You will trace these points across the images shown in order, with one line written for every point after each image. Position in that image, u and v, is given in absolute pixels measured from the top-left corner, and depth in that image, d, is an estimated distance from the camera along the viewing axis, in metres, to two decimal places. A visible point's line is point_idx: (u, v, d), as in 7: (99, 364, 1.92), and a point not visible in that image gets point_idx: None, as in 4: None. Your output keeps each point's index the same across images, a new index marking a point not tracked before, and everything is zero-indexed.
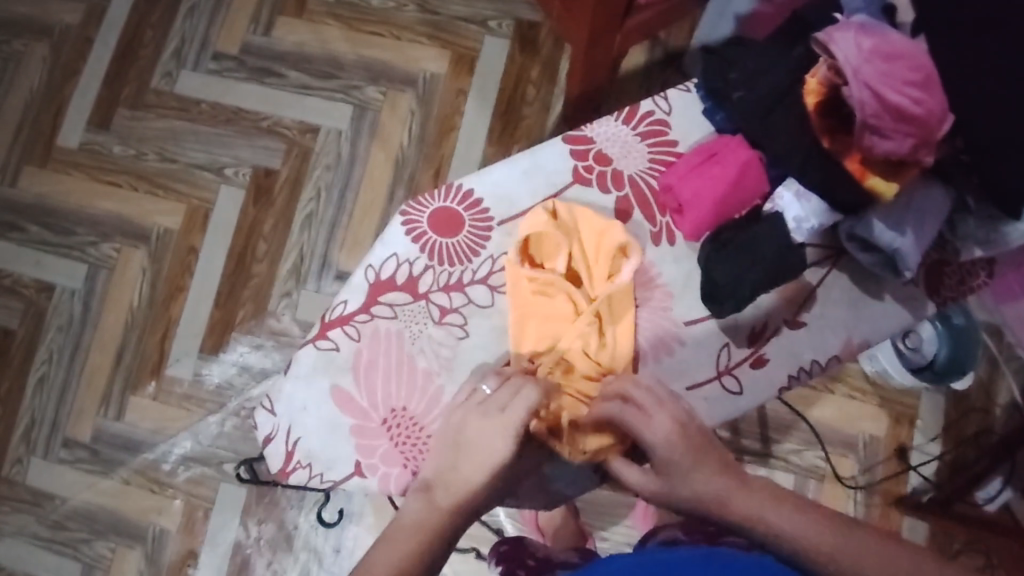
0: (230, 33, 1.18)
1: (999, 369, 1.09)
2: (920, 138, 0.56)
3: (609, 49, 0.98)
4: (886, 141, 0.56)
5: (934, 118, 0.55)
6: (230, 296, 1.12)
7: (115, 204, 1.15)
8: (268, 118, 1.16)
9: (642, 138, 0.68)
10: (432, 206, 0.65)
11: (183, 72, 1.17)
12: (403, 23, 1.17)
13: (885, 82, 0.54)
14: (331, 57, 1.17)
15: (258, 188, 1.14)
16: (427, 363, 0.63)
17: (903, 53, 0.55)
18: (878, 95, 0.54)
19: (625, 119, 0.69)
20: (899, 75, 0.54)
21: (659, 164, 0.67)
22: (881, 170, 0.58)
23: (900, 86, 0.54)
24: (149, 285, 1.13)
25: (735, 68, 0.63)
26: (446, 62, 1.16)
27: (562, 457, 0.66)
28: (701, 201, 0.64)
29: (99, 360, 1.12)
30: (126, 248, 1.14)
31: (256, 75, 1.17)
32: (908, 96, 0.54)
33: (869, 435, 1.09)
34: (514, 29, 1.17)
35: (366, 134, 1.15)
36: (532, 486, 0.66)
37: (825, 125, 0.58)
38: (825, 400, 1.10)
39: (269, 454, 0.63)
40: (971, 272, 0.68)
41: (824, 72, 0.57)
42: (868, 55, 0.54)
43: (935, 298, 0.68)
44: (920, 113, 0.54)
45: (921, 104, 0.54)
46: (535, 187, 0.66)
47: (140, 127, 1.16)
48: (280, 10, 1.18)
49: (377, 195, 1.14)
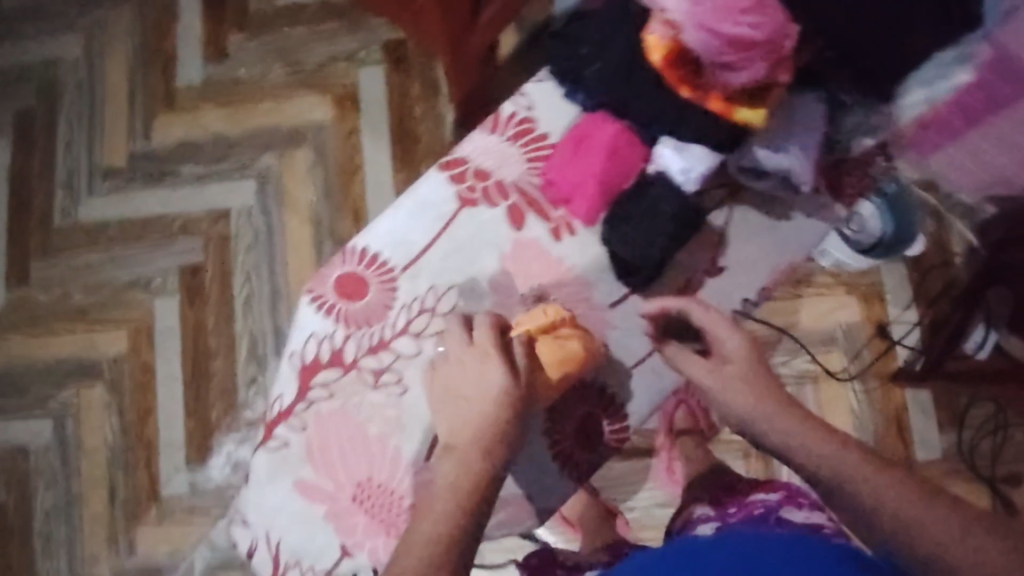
0: (113, 149, 1.17)
1: (946, 221, 1.15)
2: (771, 59, 0.56)
3: (474, 46, 0.98)
4: (740, 73, 0.56)
5: (776, 36, 0.55)
6: (199, 403, 1.11)
7: (59, 351, 1.14)
8: (177, 218, 1.15)
9: (513, 143, 0.66)
10: (335, 274, 0.65)
11: (80, 203, 1.17)
12: (276, 84, 1.18)
13: (718, 17, 0.55)
14: (217, 140, 1.17)
15: (190, 289, 1.13)
16: (376, 429, 0.62)
17: None
18: (716, 32, 0.55)
19: (492, 128, 0.67)
20: (729, 6, 0.55)
21: (539, 162, 0.66)
22: (745, 101, 0.58)
23: (733, 16, 0.55)
24: (118, 418, 1.12)
25: (582, 45, 0.63)
26: (329, 105, 1.17)
27: (541, 468, 0.66)
28: (583, 184, 0.63)
29: (95, 505, 1.11)
30: (83, 389, 1.13)
31: (151, 181, 1.16)
32: (744, 24, 0.54)
33: (845, 324, 1.17)
34: (383, 53, 1.17)
35: (275, 202, 1.15)
36: (519, 507, 0.66)
37: (680, 78, 0.58)
38: (799, 306, 1.18)
39: (255, 564, 0.63)
40: (870, 162, 0.68)
41: (659, 28, 0.57)
42: None
43: (842, 201, 0.68)
44: (761, 37, 0.55)
45: (760, 26, 0.55)
46: (423, 224, 0.65)
47: (56, 270, 1.15)
48: (153, 112, 1.18)
49: (305, 256, 1.13)
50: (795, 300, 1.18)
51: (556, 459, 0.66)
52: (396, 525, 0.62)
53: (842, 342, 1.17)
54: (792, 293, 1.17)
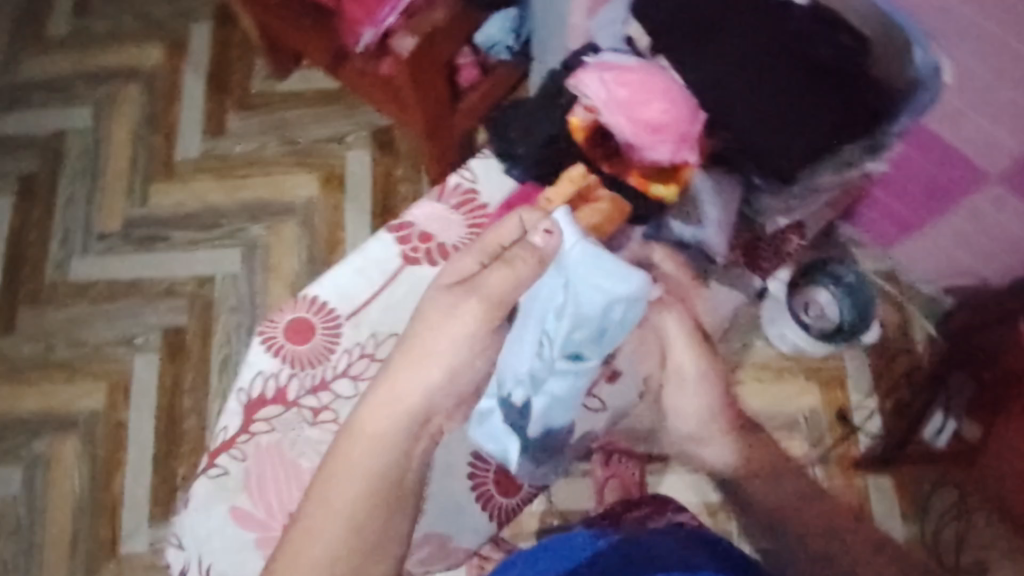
0: (109, 212, 1.23)
1: (905, 310, 1.18)
2: (678, 142, 0.68)
3: (456, 136, 1.11)
4: (654, 152, 0.69)
5: (684, 122, 0.68)
6: (174, 430, 1.14)
7: (38, 401, 1.16)
8: (165, 281, 1.20)
9: (674, 132, 0.68)
10: (585, 88, 0.70)
11: (73, 259, 1.21)
12: (269, 158, 1.25)
13: (631, 106, 0.69)
14: (211, 209, 1.23)
15: (172, 347, 1.17)
16: (310, 465, 0.67)
17: (633, 72, 0.69)
18: (630, 119, 0.69)
19: (669, 132, 0.68)
20: (639, 99, 0.69)
21: (660, 128, 0.68)
22: (659, 178, 0.71)
23: (647, 104, 0.68)
24: (87, 471, 1.13)
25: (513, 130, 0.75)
26: (316, 183, 1.23)
27: (457, 516, 0.70)
28: (661, 127, 0.68)
29: (55, 552, 1.11)
30: (57, 439, 1.15)
31: (143, 243, 1.21)
32: (654, 109, 0.68)
33: (807, 411, 1.16)
34: (370, 137, 1.25)
35: (259, 270, 1.20)
36: (435, 549, 0.70)
37: (600, 154, 0.72)
38: (756, 387, 1.18)
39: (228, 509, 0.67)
40: (783, 239, 0.80)
41: (582, 112, 0.71)
42: (611, 86, 0.69)
43: (758, 272, 0.79)
44: (666, 122, 0.68)
45: (668, 113, 0.67)
46: (368, 279, 0.72)
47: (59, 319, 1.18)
48: (152, 178, 1.24)
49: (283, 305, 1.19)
50: (758, 385, 1.18)
51: (476, 501, 0.71)
52: None
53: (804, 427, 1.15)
54: (755, 378, 1.18)
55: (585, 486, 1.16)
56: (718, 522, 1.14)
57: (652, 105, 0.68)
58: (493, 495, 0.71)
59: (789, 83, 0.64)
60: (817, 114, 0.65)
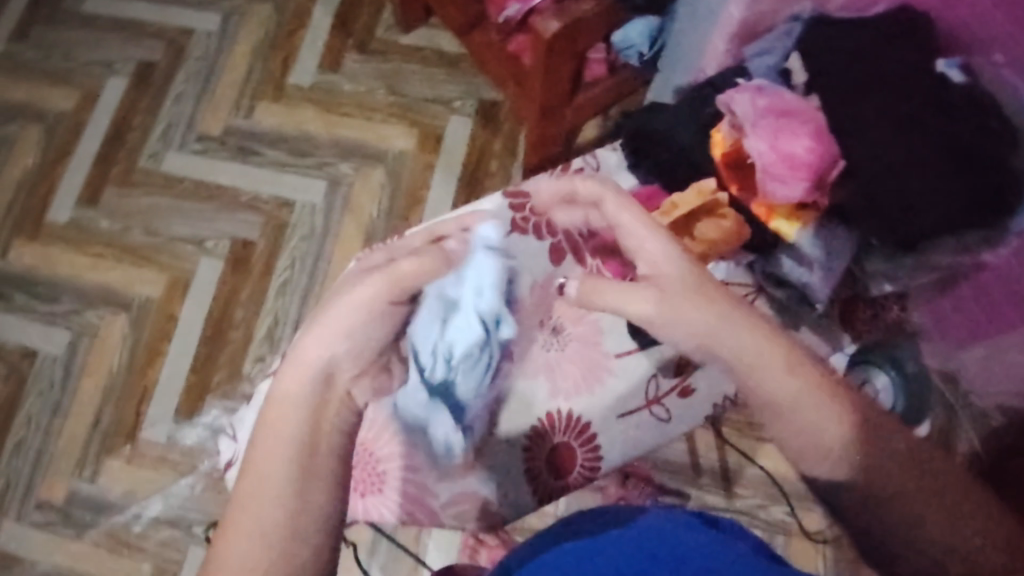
0: (213, 116, 1.26)
1: (955, 417, 1.18)
2: (810, 181, 0.74)
3: (563, 124, 1.12)
4: (782, 186, 0.75)
5: (822, 162, 0.74)
6: (217, 336, 1.16)
7: (100, 275, 1.19)
8: (248, 194, 1.22)
9: (807, 168, 0.74)
10: (740, 104, 0.77)
11: (169, 152, 1.24)
12: (374, 104, 1.25)
13: (775, 134, 0.75)
14: (308, 138, 1.24)
15: (237, 258, 1.19)
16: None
17: (792, 110, 0.76)
18: (772, 146, 0.75)
19: (802, 167, 0.74)
20: (787, 129, 0.75)
21: (795, 162, 0.74)
22: (783, 213, 0.78)
23: (790, 137, 0.75)
24: (128, 353, 1.16)
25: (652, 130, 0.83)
26: (414, 139, 1.24)
27: (502, 479, 0.76)
28: (794, 161, 0.74)
29: (78, 422, 1.14)
30: (108, 316, 1.18)
31: (237, 153, 1.24)
32: (796, 144, 0.74)
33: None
34: (476, 108, 1.25)
35: (338, 207, 1.21)
36: (473, 508, 0.76)
37: (734, 176, 0.79)
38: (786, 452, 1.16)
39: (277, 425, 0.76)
40: (884, 306, 0.86)
41: (728, 130, 0.78)
42: (762, 111, 0.76)
43: (850, 331, 0.84)
44: (806, 158, 0.74)
45: (809, 150, 0.74)
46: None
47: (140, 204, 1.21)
48: (261, 95, 1.26)
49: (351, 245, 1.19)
50: None
51: (525, 473, 0.76)
52: (377, 483, 0.75)
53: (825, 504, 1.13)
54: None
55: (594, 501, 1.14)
56: None
57: (794, 138, 0.74)
58: (541, 473, 0.77)
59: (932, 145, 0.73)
60: (945, 198, 0.73)
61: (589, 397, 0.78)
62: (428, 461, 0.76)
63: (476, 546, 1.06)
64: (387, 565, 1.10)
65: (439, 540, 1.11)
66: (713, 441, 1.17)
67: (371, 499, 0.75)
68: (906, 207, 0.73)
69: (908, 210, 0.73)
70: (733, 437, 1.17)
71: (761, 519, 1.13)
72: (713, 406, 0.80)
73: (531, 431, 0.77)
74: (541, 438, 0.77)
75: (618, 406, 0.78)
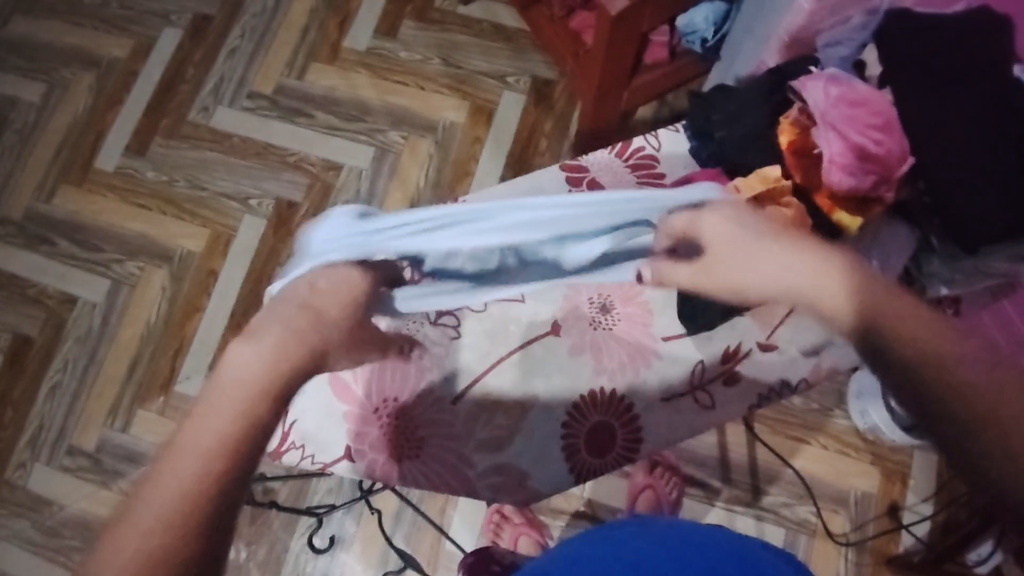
0: (265, 75, 1.25)
1: None
2: (882, 177, 0.70)
3: (617, 104, 1.09)
4: (851, 177, 0.69)
5: (894, 158, 0.69)
6: (256, 294, 1.15)
7: (143, 226, 1.19)
8: (295, 154, 1.21)
9: (878, 164, 0.69)
10: (810, 90, 0.72)
11: (219, 108, 1.24)
12: (427, 74, 1.24)
13: (849, 123, 0.70)
14: (358, 102, 1.23)
15: (280, 218, 1.18)
16: (419, 360, 0.74)
17: (867, 101, 0.70)
18: (844, 136, 0.70)
19: (873, 162, 0.69)
20: (861, 119, 0.70)
21: (867, 155, 0.69)
22: (848, 207, 0.72)
23: (862, 128, 0.69)
24: (166, 305, 1.16)
25: (718, 111, 0.78)
26: (465, 112, 1.22)
27: (540, 454, 0.74)
28: (868, 154, 0.69)
29: (112, 371, 1.14)
30: (149, 267, 1.17)
31: (286, 114, 1.23)
32: (870, 137, 0.69)
33: (861, 493, 1.11)
34: (531, 85, 1.23)
35: (385, 174, 1.20)
36: (509, 481, 0.74)
37: (799, 164, 0.72)
38: (819, 455, 1.13)
39: (302, 404, 0.73)
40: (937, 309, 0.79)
41: (797, 117, 0.73)
42: (835, 100, 0.70)
43: None
44: (880, 152, 0.69)
45: (882, 144, 0.69)
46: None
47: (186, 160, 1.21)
48: (314, 56, 1.25)
49: (395, 213, 1.18)
50: (823, 451, 1.13)
51: (563, 450, 0.74)
52: (412, 447, 0.73)
53: (854, 509, 1.10)
54: (822, 444, 1.13)
55: (621, 488, 1.13)
56: None
57: (868, 130, 0.69)
58: (580, 450, 0.74)
59: (1006, 151, 0.69)
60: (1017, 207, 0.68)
61: (635, 377, 0.75)
62: (466, 430, 0.73)
63: (501, 523, 1.05)
64: (411, 535, 1.10)
65: (464, 515, 1.10)
66: (746, 438, 1.14)
67: (405, 465, 0.72)
68: (974, 212, 0.68)
69: (973, 218, 0.68)
70: (765, 436, 1.14)
71: (790, 519, 1.11)
72: (757, 397, 0.76)
73: (569, 408, 0.74)
74: (581, 417, 0.74)
75: (663, 387, 0.75)
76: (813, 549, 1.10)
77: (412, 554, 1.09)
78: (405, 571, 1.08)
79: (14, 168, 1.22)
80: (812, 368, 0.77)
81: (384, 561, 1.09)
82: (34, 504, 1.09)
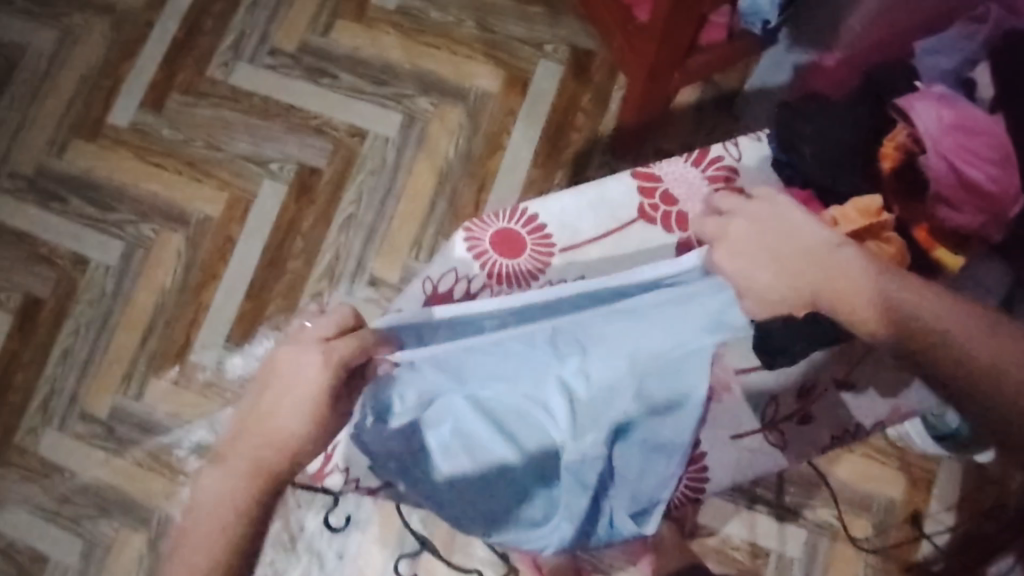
0: (290, 30, 1.18)
1: None
2: (988, 214, 0.63)
3: (666, 85, 1.01)
4: (955, 212, 0.63)
5: (1007, 197, 0.63)
6: (277, 260, 1.11)
7: (159, 187, 1.14)
8: (318, 118, 1.15)
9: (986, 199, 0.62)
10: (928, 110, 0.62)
11: (239, 64, 1.17)
12: (461, 37, 1.17)
13: (960, 155, 0.62)
14: (386, 65, 1.16)
15: (302, 185, 1.13)
16: None
17: (981, 130, 0.62)
18: (955, 169, 0.62)
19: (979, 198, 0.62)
20: (975, 151, 0.62)
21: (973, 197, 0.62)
22: (948, 242, 0.66)
23: (977, 162, 0.62)
24: (183, 271, 1.12)
25: (810, 123, 0.68)
26: (498, 81, 1.16)
27: None
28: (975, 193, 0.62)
29: (125, 337, 1.10)
30: (164, 231, 1.13)
31: (310, 74, 1.16)
32: (984, 171, 0.62)
33: (886, 498, 1.10)
34: (570, 55, 1.16)
35: (413, 144, 1.14)
36: None
37: (893, 189, 0.65)
38: (845, 458, 1.11)
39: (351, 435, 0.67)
40: None
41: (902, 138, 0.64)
42: (948, 127, 0.62)
43: None
44: (993, 190, 0.62)
45: (996, 181, 0.62)
46: (600, 220, 0.69)
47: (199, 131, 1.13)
48: (340, 13, 1.18)
49: (421, 186, 1.13)
50: (848, 453, 1.11)
51: None
52: None
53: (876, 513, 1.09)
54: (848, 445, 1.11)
55: None
56: (754, 566, 1.09)
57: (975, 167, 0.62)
58: None
59: None
60: None
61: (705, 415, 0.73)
62: None
63: None
64: (427, 518, 1.07)
65: None
66: None
67: None
68: None
69: None
70: None
71: (811, 520, 1.10)
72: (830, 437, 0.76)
73: None
74: None
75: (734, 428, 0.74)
76: (830, 551, 1.09)
77: (428, 536, 1.07)
78: (421, 552, 1.07)
79: (23, 118, 1.16)
80: (890, 409, 0.76)
81: (401, 541, 1.08)
82: (45, 469, 1.07)
